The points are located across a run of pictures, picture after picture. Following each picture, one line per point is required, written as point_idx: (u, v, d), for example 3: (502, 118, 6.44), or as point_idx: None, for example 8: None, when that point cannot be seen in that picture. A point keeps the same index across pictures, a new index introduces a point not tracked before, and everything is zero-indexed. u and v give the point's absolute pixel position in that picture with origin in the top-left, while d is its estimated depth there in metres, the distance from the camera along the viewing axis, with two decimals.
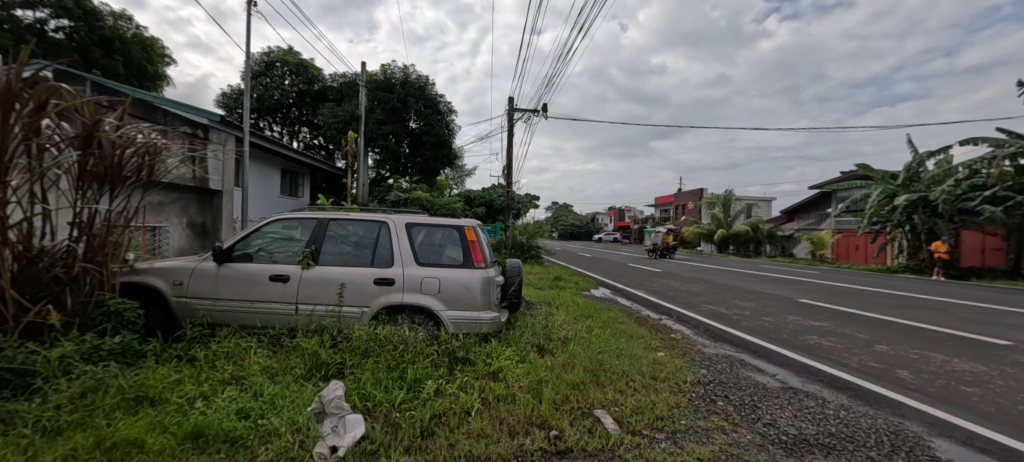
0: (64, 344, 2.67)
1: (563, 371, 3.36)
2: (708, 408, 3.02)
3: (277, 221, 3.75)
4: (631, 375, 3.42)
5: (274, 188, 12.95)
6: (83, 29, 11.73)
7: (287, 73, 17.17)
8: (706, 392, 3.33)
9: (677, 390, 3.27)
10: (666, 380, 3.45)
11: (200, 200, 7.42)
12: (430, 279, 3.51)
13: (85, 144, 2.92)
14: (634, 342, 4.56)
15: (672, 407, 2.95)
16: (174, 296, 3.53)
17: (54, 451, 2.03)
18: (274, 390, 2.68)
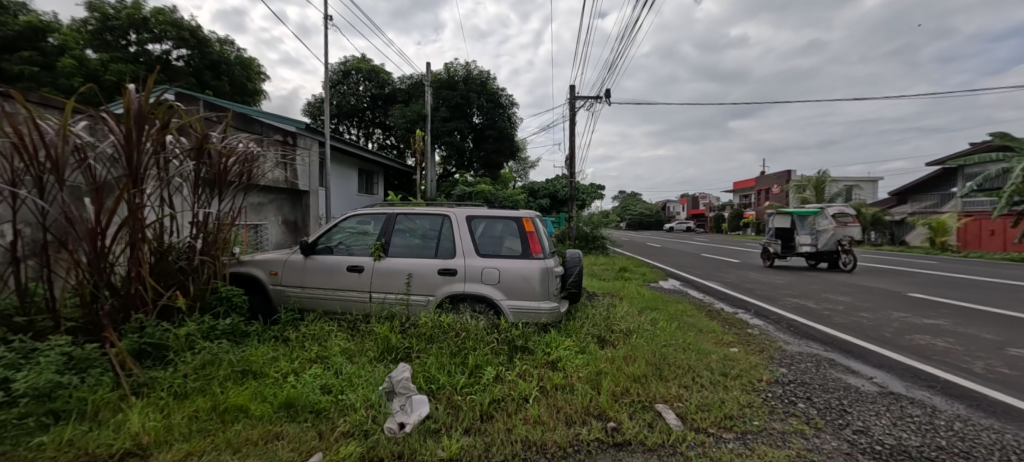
0: (189, 324, 3.18)
1: (624, 363, 3.30)
2: (786, 410, 2.81)
3: (353, 217, 4.12)
4: (697, 371, 3.27)
5: (352, 186, 14.04)
6: (197, 56, 13.57)
7: (361, 79, 18.37)
8: (785, 392, 3.09)
9: (751, 389, 3.07)
10: (737, 377, 3.25)
11: (292, 199, 8.28)
12: (491, 270, 3.64)
13: (198, 155, 3.41)
14: (703, 336, 4.33)
15: (744, 406, 2.79)
16: (271, 284, 4.03)
17: (184, 411, 2.46)
18: (352, 370, 2.97)
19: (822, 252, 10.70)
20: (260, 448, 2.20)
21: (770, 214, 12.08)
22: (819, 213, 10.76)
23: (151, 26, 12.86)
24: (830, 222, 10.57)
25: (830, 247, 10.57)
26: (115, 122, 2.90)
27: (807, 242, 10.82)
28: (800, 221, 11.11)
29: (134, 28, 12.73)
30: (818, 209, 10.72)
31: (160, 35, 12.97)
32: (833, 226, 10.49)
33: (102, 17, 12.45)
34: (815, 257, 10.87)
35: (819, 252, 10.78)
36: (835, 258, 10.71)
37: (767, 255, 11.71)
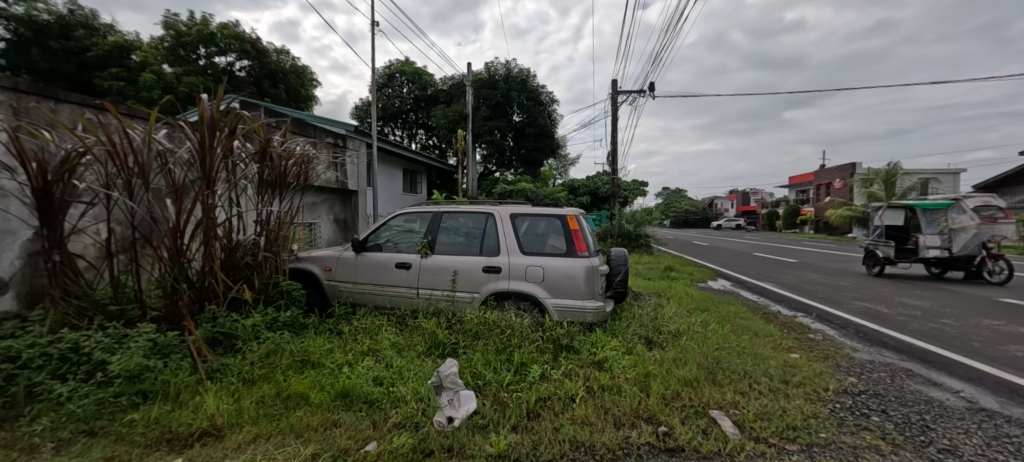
0: (255, 315, 3.40)
1: (675, 366, 3.20)
2: (857, 423, 2.62)
3: (400, 215, 4.25)
4: (755, 377, 3.11)
5: (397, 186, 14.47)
6: (257, 66, 14.44)
7: (404, 81, 18.86)
8: (855, 404, 2.89)
9: (816, 399, 2.89)
10: (801, 386, 3.06)
11: (342, 198, 8.64)
12: (535, 268, 3.63)
13: (261, 158, 3.64)
14: (760, 340, 4.12)
15: (809, 416, 2.63)
16: (325, 280, 4.24)
17: (251, 396, 2.63)
18: (402, 363, 3.05)
19: (958, 257, 8.16)
20: (318, 435, 2.32)
21: (877, 208, 9.81)
22: (952, 206, 8.26)
23: (218, 40, 13.84)
24: (968, 217, 8.04)
25: (971, 250, 8.01)
26: (191, 131, 3.15)
27: (935, 243, 8.33)
28: (923, 216, 8.61)
29: (203, 43, 13.75)
30: (951, 200, 8.28)
31: (225, 49, 13.91)
32: (974, 222, 7.95)
33: (176, 34, 13.56)
34: (945, 263, 8.39)
35: (952, 258, 8.22)
36: (975, 266, 8.15)
37: (873, 260, 9.36)
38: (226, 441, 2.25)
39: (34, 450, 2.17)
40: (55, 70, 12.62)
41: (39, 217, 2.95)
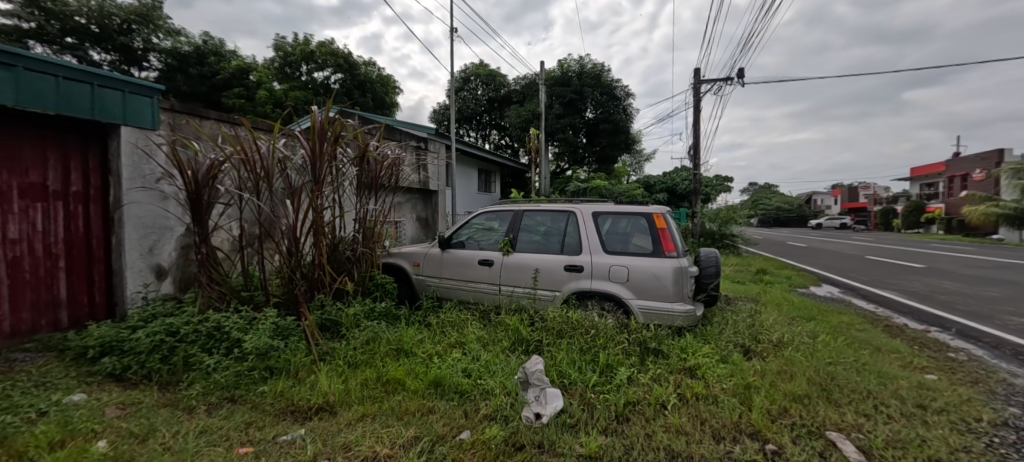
0: (356, 305, 3.71)
1: (779, 379, 2.94)
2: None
3: (481, 214, 4.39)
4: (880, 398, 2.76)
5: (473, 185, 14.94)
6: (349, 78, 15.70)
7: (479, 84, 19.38)
8: (1018, 439, 2.45)
9: (963, 430, 2.49)
10: (942, 412, 2.66)
11: (424, 198, 9.12)
12: (619, 268, 3.55)
13: (360, 161, 3.96)
14: (885, 357, 3.66)
15: (955, 449, 2.28)
16: (414, 274, 4.49)
17: (356, 378, 2.87)
18: (488, 357, 3.14)
19: None
20: (417, 420, 2.48)
21: None
22: None
23: (317, 57, 15.25)
24: None
25: None
26: (304, 139, 3.55)
27: None
28: None
29: (304, 60, 15.25)
30: None
31: (322, 64, 15.29)
32: None
33: (284, 54, 15.14)
34: None
35: None
36: None
37: None
38: (338, 418, 2.49)
39: (192, 411, 2.58)
40: (191, 92, 14.74)
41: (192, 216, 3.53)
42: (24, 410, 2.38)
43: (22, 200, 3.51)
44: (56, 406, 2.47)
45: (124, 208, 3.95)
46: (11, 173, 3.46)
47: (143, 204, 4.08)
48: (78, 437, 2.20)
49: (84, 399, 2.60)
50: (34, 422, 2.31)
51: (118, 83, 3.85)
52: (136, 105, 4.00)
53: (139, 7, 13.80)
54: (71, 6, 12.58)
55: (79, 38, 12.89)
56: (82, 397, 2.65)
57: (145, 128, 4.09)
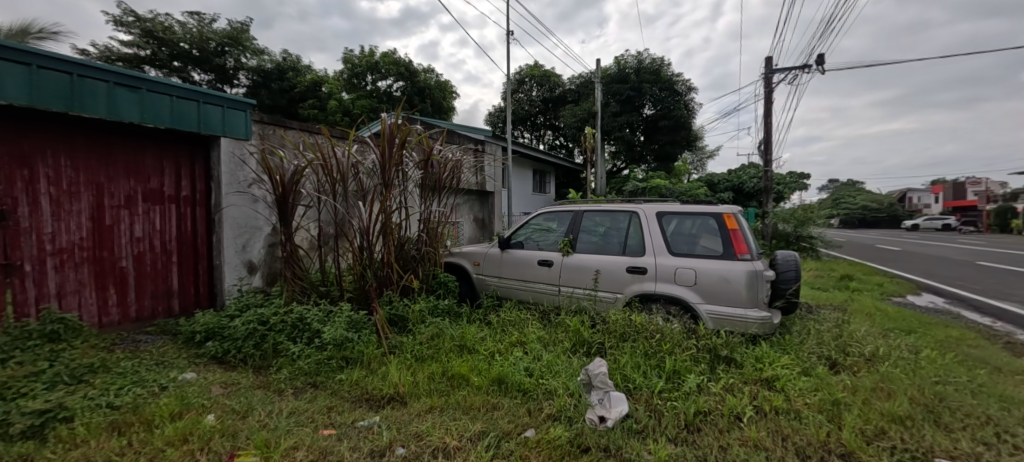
0: (422, 302, 3.86)
1: (874, 397, 2.68)
2: None
3: (539, 214, 4.40)
4: (1001, 425, 2.43)
5: (528, 186, 15.03)
6: (409, 84, 16.37)
7: (533, 85, 19.43)
8: None
9: None
10: None
11: (481, 198, 9.30)
12: (685, 270, 3.41)
13: (425, 165, 4.12)
14: (1007, 379, 3.22)
15: None
16: (474, 273, 4.60)
17: (424, 372, 2.99)
18: (550, 357, 3.13)
19: None
20: (482, 415, 2.54)
21: None
22: None
23: (381, 67, 16.05)
24: None
25: None
26: (375, 144, 3.77)
27: None
28: None
29: (369, 70, 16.11)
30: None
31: (385, 72, 16.07)
32: None
33: (351, 66, 16.08)
34: None
35: None
36: None
37: None
38: (409, 409, 2.61)
39: (281, 393, 2.82)
40: (273, 105, 16.11)
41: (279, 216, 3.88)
42: (149, 384, 2.72)
43: (145, 203, 4.07)
44: (173, 382, 2.80)
45: (224, 211, 4.44)
46: (137, 180, 4.02)
47: (239, 207, 4.58)
48: (191, 410, 2.47)
49: (193, 378, 2.94)
50: (157, 394, 2.64)
51: (220, 100, 4.31)
52: (233, 120, 4.44)
53: (230, 31, 15.33)
54: (176, 33, 14.24)
55: (183, 62, 14.56)
56: (193, 375, 3.00)
57: (241, 139, 4.54)
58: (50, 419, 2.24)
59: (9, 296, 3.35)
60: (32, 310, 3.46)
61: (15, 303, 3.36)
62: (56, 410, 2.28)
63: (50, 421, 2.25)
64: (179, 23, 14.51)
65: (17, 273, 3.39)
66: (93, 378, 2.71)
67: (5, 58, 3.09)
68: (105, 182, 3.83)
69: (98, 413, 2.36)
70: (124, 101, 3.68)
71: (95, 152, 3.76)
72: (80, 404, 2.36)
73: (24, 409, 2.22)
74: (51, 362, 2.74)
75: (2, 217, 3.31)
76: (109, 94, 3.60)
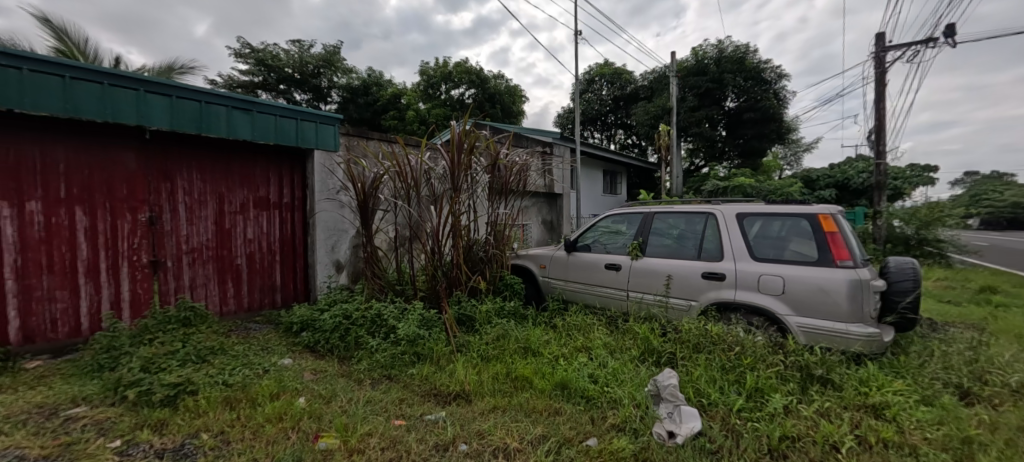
0: (488, 303, 3.93)
1: (1021, 438, 2.22)
2: None
3: (608, 217, 4.29)
4: None
5: (598, 187, 14.73)
6: (480, 91, 16.83)
7: (604, 83, 19.00)
8: None
9: None
10: None
11: (549, 201, 9.26)
12: (771, 277, 3.10)
13: (492, 169, 4.19)
14: None
15: None
16: (541, 276, 4.58)
17: (489, 371, 3.03)
18: (615, 364, 3.01)
19: None
20: (544, 419, 2.51)
21: None
22: None
23: (454, 76, 16.69)
24: None
25: None
26: (445, 151, 3.93)
27: None
28: None
29: (443, 80, 16.84)
30: None
31: (458, 81, 16.70)
32: None
33: (427, 77, 16.93)
34: None
35: None
36: None
37: None
38: (474, 407, 2.67)
39: (361, 383, 3.03)
40: (359, 118, 17.48)
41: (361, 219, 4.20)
42: (255, 367, 3.07)
43: (255, 209, 4.62)
44: (273, 366, 3.14)
45: (316, 216, 4.90)
46: (249, 189, 4.58)
47: (329, 212, 5.02)
48: (286, 392, 2.75)
49: (289, 364, 3.28)
50: (261, 375, 2.98)
51: (314, 117, 4.75)
52: (324, 133, 4.88)
53: (324, 53, 16.96)
54: (281, 60, 16.08)
55: (287, 84, 16.44)
56: (289, 361, 3.34)
57: (330, 151, 4.96)
58: (181, 391, 2.61)
59: (156, 286, 4.00)
60: (172, 298, 4.12)
61: (160, 292, 4.02)
62: (185, 383, 2.65)
63: (181, 392, 2.61)
64: (283, 51, 16.38)
65: (161, 268, 4.03)
66: (213, 358, 3.12)
67: (153, 90, 3.72)
68: (226, 191, 4.41)
69: (215, 389, 2.70)
70: (239, 122, 4.22)
71: (218, 165, 4.35)
72: (202, 380, 2.72)
73: (163, 381, 2.60)
74: (183, 343, 3.19)
75: (152, 222, 3.97)
76: (228, 116, 4.15)
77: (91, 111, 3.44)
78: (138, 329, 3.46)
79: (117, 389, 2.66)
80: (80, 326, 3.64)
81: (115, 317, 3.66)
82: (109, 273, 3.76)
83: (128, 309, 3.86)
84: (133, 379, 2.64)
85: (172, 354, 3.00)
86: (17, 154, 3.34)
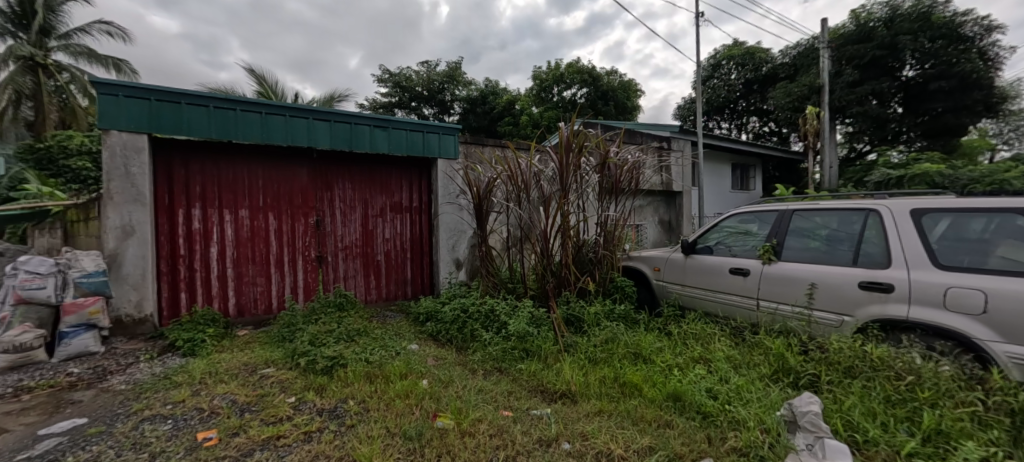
0: (597, 305, 3.83)
1: None
2: None
3: (734, 216, 3.86)
4: None
5: (726, 183, 13.37)
6: (593, 90, 16.58)
7: (733, 67, 17.13)
8: None
9: None
10: None
11: (667, 201, 8.66)
12: (965, 291, 2.41)
13: (602, 168, 4.08)
14: None
15: None
16: (655, 279, 4.31)
17: (596, 374, 2.96)
18: (740, 380, 2.67)
19: None
20: (653, 430, 2.35)
21: None
22: None
23: (566, 77, 16.69)
24: None
25: None
26: (555, 153, 3.97)
27: None
28: None
29: (556, 83, 16.94)
30: None
31: (570, 82, 16.66)
32: None
33: (540, 81, 17.23)
34: None
35: None
36: None
37: None
38: (579, 408, 2.62)
39: (475, 372, 3.21)
40: (478, 126, 18.57)
41: (477, 219, 4.46)
42: (390, 349, 3.46)
43: (391, 213, 5.22)
44: (404, 350, 3.50)
45: (439, 218, 5.34)
46: (387, 196, 5.19)
47: (451, 214, 5.42)
48: (412, 374, 3.04)
49: (416, 349, 3.64)
50: (394, 356, 3.35)
51: (438, 129, 5.19)
52: (445, 143, 5.29)
53: (448, 70, 18.43)
54: (412, 81, 17.96)
55: (418, 102, 18.26)
56: (416, 347, 3.71)
57: (450, 159, 5.36)
58: (336, 364, 3.09)
59: (321, 276, 4.79)
60: (331, 287, 4.88)
61: (323, 281, 4.79)
62: (339, 358, 3.12)
63: (336, 364, 3.09)
64: (414, 72, 18.28)
65: (324, 262, 4.81)
66: (359, 338, 3.60)
67: (318, 117, 4.47)
68: (370, 198, 5.07)
69: (360, 364, 3.10)
70: (378, 138, 4.82)
71: (365, 176, 5.03)
72: (351, 357, 3.16)
73: (324, 354, 3.11)
74: (338, 325, 3.79)
75: (317, 224, 4.75)
76: (371, 134, 4.78)
77: (277, 137, 4.28)
78: (307, 311, 4.18)
79: (293, 357, 3.26)
80: (271, 305, 4.55)
81: (292, 300, 4.49)
82: (289, 265, 4.62)
83: (301, 293, 4.69)
84: (304, 350, 3.22)
85: (329, 333, 3.56)
86: (232, 172, 4.32)
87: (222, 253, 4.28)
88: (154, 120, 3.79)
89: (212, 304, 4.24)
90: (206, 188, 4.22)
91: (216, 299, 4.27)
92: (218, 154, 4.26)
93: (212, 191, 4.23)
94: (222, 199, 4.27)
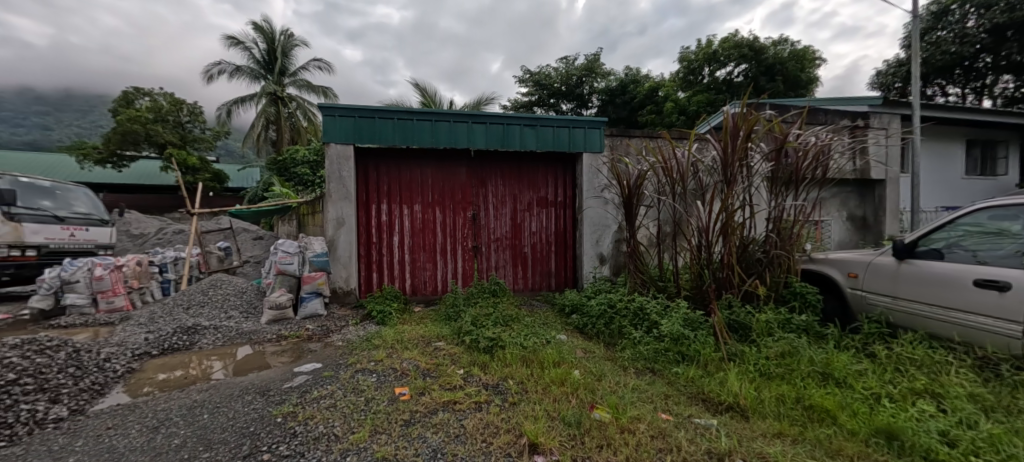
0: (769, 313, 3.36)
1: None
2: None
3: (981, 210, 2.92)
4: None
5: (955, 167, 10.33)
6: (755, 67, 14.52)
7: (970, 11, 12.90)
8: None
9: None
10: None
11: (861, 191, 7.06)
12: None
13: (778, 155, 3.52)
14: None
15: None
16: (848, 288, 3.55)
17: (771, 391, 2.59)
18: (995, 429, 2.04)
19: None
20: None
21: None
22: None
23: (720, 55, 14.90)
24: None
25: None
26: (716, 140, 3.57)
27: None
28: None
29: (708, 62, 15.25)
30: None
31: (725, 60, 14.81)
32: None
33: (688, 63, 15.74)
34: None
35: None
36: None
37: None
38: (753, 425, 2.34)
39: (625, 369, 3.13)
40: (617, 118, 17.95)
41: (627, 214, 4.31)
42: (541, 336, 3.61)
43: (538, 208, 5.42)
44: (553, 339, 3.61)
45: (584, 213, 5.34)
46: (534, 191, 5.40)
47: (595, 209, 5.37)
48: (564, 363, 3.12)
49: (565, 339, 3.72)
50: (544, 344, 3.49)
51: (584, 123, 5.19)
52: (590, 137, 5.26)
53: (587, 63, 18.12)
54: (551, 77, 18.19)
55: (557, 98, 18.45)
56: (564, 337, 3.79)
57: (596, 152, 5.30)
58: (495, 347, 3.36)
59: (476, 265, 5.26)
60: (485, 275, 5.32)
61: (478, 269, 5.25)
62: (497, 343, 3.38)
63: (495, 347, 3.35)
64: (554, 69, 18.48)
65: (479, 252, 5.26)
66: (512, 323, 3.84)
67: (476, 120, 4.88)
68: (519, 193, 5.35)
69: (516, 348, 3.31)
70: (528, 135, 5.04)
71: (515, 173, 5.32)
72: (508, 341, 3.38)
73: (484, 337, 3.42)
74: (495, 309, 4.12)
75: (474, 217, 5.22)
76: (522, 133, 5.03)
77: (444, 140, 4.83)
78: (468, 295, 4.65)
79: (458, 334, 3.67)
80: (437, 287, 5.17)
81: (455, 284, 5.03)
82: (452, 253, 5.18)
83: (461, 278, 5.23)
84: (468, 329, 3.59)
85: (486, 317, 3.90)
86: (409, 172, 5.03)
87: (401, 241, 5.04)
88: (356, 133, 4.62)
89: (394, 283, 5.03)
90: (391, 186, 5.00)
91: (397, 279, 5.05)
92: (399, 157, 4.99)
93: (395, 189, 5.00)
94: (401, 196, 5.02)
